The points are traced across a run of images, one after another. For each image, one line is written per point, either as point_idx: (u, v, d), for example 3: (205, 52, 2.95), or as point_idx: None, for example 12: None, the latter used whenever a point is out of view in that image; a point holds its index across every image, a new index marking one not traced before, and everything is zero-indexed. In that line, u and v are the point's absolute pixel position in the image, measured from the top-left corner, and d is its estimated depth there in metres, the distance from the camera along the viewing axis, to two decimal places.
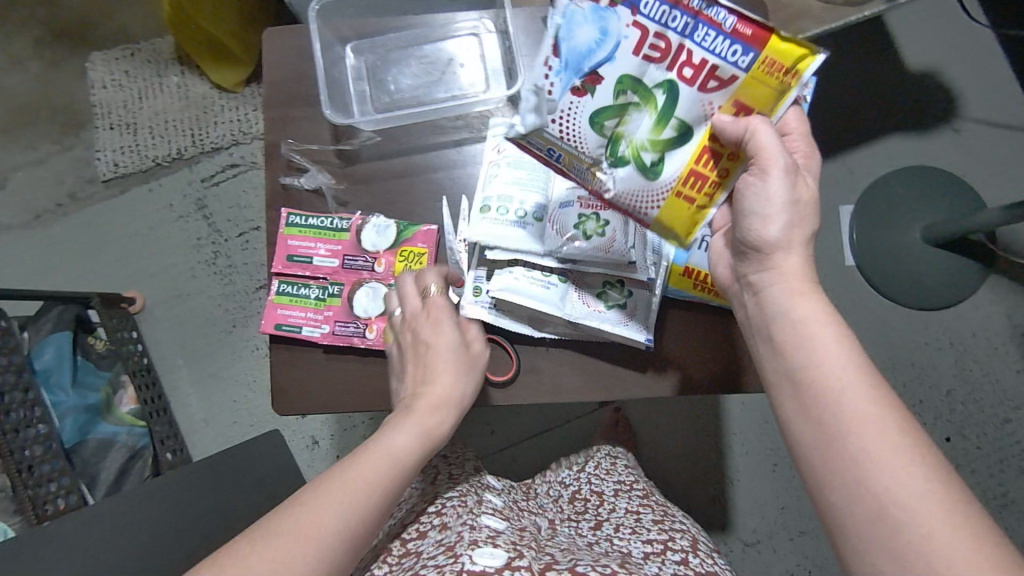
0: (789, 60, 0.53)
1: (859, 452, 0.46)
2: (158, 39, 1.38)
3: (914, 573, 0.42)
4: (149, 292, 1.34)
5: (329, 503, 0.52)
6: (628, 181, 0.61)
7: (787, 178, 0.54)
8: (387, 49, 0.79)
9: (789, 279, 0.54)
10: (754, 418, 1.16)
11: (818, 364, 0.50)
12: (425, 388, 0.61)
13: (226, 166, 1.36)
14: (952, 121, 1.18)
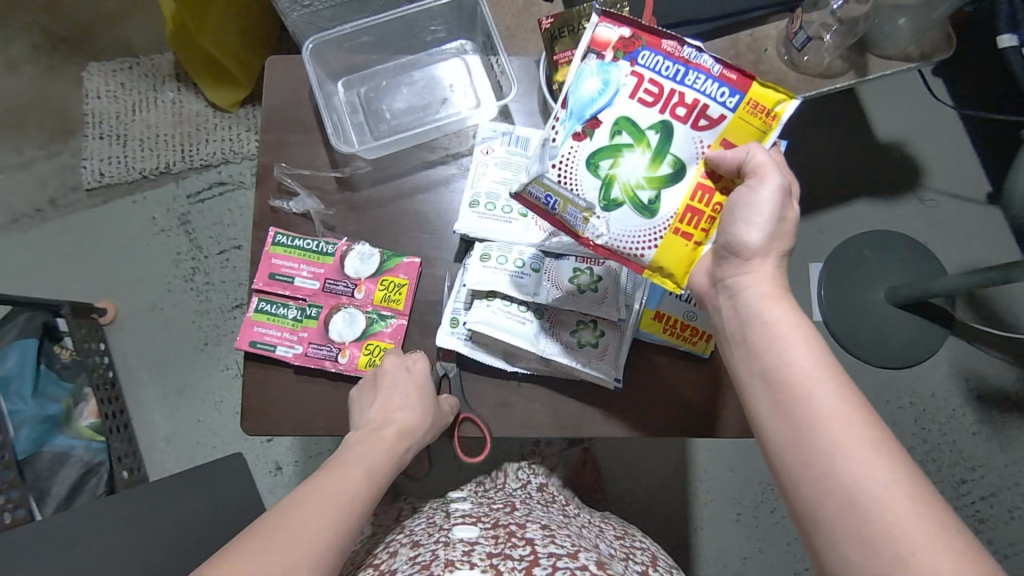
0: (770, 102, 0.57)
1: (829, 445, 0.47)
2: (157, 55, 1.40)
3: (882, 561, 0.42)
4: (121, 304, 1.32)
5: (324, 499, 0.53)
6: (628, 221, 0.59)
7: (782, 196, 0.55)
8: (377, 80, 0.82)
9: (762, 283, 0.56)
10: (720, 466, 1.17)
11: (789, 362, 0.51)
12: (388, 412, 0.64)
13: (213, 183, 1.37)
14: (917, 191, 1.25)
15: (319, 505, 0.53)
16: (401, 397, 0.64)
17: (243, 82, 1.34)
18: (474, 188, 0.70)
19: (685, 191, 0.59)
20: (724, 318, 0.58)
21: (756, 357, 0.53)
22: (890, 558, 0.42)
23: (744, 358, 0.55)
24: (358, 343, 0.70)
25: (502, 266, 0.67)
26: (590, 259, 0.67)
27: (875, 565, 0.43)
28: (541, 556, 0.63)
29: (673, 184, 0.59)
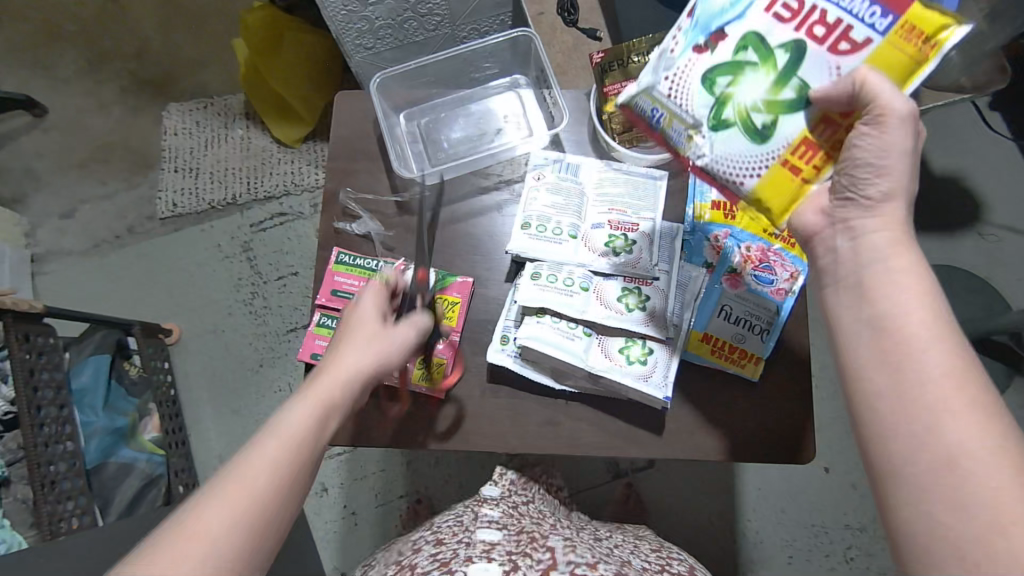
0: (929, 28, 0.52)
1: (935, 402, 0.44)
2: (231, 95, 1.51)
3: (976, 528, 0.40)
4: (186, 326, 1.40)
5: (238, 487, 0.47)
6: (734, 145, 0.58)
7: (906, 127, 0.50)
8: (436, 113, 0.87)
9: (889, 225, 0.51)
10: (769, 504, 1.13)
11: (904, 311, 0.47)
12: (336, 359, 0.59)
13: (275, 214, 1.45)
14: (977, 225, 1.21)
15: (233, 492, 0.47)
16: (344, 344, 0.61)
17: (307, 120, 1.43)
18: (525, 211, 0.72)
19: (805, 119, 0.56)
20: (831, 259, 0.54)
21: (867, 303, 0.49)
22: (985, 525, 0.40)
23: (847, 299, 0.51)
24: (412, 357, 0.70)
25: (551, 284, 0.68)
26: (638, 279, 0.69)
27: (964, 531, 0.40)
28: (560, 560, 0.63)
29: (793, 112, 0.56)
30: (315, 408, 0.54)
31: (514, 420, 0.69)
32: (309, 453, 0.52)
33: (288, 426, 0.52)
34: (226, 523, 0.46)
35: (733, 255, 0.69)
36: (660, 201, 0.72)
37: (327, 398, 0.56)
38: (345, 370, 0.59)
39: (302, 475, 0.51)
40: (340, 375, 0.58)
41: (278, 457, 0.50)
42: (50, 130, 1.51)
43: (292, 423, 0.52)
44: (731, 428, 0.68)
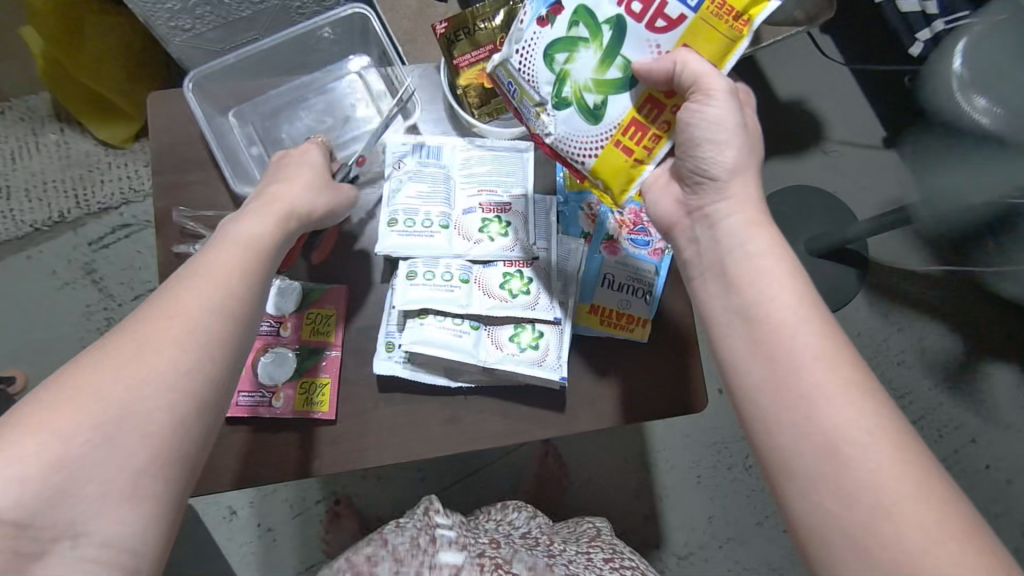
0: (739, 2, 0.52)
1: (811, 388, 0.46)
2: (30, 95, 1.29)
3: (860, 507, 0.42)
4: (32, 369, 1.22)
5: (175, 329, 0.47)
6: (573, 123, 0.59)
7: (731, 101, 0.54)
8: (273, 110, 0.78)
9: (744, 210, 0.55)
10: (676, 434, 1.20)
11: (773, 299, 0.50)
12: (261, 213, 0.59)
13: (116, 226, 1.28)
14: (821, 143, 1.31)
15: (164, 335, 0.47)
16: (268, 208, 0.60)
17: (136, 115, 1.27)
18: (390, 206, 0.67)
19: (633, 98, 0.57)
20: (699, 248, 0.57)
21: (736, 293, 0.52)
22: (870, 504, 0.42)
23: (717, 292, 0.54)
24: (293, 383, 0.65)
25: (429, 281, 0.65)
26: (519, 261, 0.67)
27: (853, 514, 0.43)
28: None
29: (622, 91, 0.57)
30: (244, 257, 0.55)
31: (415, 420, 0.66)
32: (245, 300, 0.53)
33: (221, 271, 0.52)
34: (167, 362, 0.46)
35: (607, 220, 0.69)
36: (528, 173, 0.70)
37: (256, 247, 0.56)
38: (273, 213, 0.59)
39: (242, 319, 0.52)
40: (267, 215, 0.59)
41: (212, 301, 0.50)
42: None
43: (222, 267, 0.53)
44: (638, 386, 0.67)
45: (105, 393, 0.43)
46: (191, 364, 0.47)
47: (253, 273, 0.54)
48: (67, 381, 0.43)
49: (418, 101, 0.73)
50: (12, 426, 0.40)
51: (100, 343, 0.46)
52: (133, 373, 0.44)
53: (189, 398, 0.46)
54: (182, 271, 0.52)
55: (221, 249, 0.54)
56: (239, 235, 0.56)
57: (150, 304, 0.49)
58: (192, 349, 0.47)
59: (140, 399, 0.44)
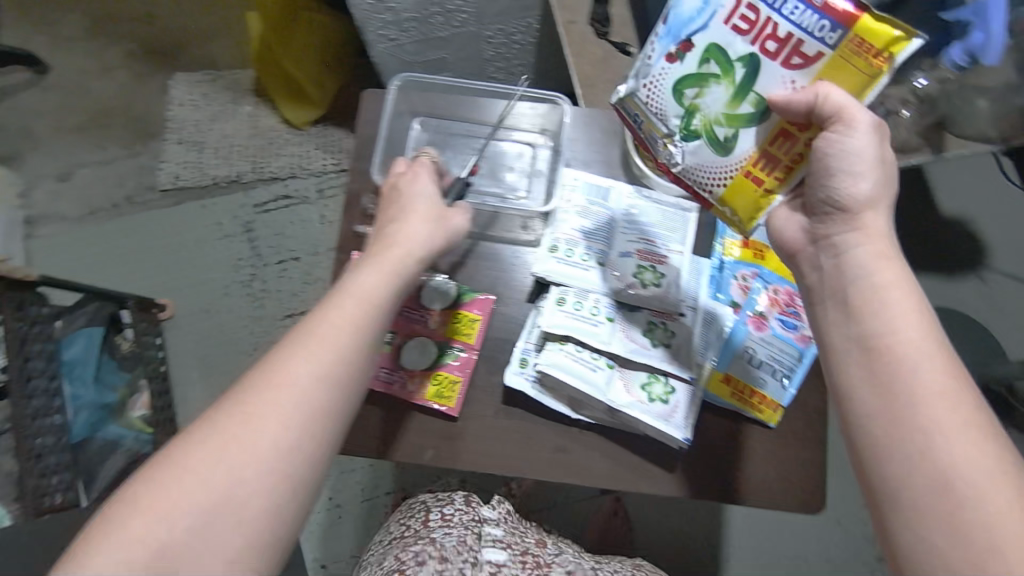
0: (877, 40, 0.51)
1: (929, 422, 0.44)
2: (240, 71, 1.48)
3: (972, 549, 0.41)
4: (181, 302, 1.37)
5: (280, 403, 0.49)
6: (701, 154, 0.61)
7: (871, 134, 0.53)
8: (449, 132, 0.82)
9: (875, 240, 0.53)
10: (754, 532, 1.14)
11: (897, 332, 0.48)
12: (359, 281, 0.58)
13: (279, 196, 1.42)
14: (979, 270, 1.23)
15: (271, 410, 0.49)
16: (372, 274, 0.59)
17: (319, 103, 1.41)
18: (553, 236, 0.71)
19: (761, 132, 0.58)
20: (819, 274, 0.55)
21: (855, 322, 0.50)
22: (981, 548, 0.41)
23: (835, 316, 0.52)
24: (428, 373, 0.68)
25: (576, 313, 0.67)
26: (665, 313, 0.68)
27: (959, 550, 0.41)
28: None
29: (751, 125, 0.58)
30: (360, 315, 0.55)
31: (525, 440, 0.67)
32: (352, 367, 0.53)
33: (331, 334, 0.53)
34: (266, 444, 0.48)
35: (759, 295, 0.69)
36: (689, 233, 0.71)
37: (371, 302, 0.57)
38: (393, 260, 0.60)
39: (347, 386, 0.52)
40: (390, 264, 0.60)
41: (320, 369, 0.51)
42: (49, 89, 1.47)
43: (335, 334, 0.53)
44: (745, 462, 0.67)
45: (209, 480, 0.46)
46: (288, 448, 0.49)
47: (366, 336, 0.55)
48: (184, 455, 0.47)
49: (592, 145, 0.77)
50: (133, 505, 0.45)
51: (213, 413, 0.49)
52: (236, 457, 0.47)
53: (287, 477, 0.48)
54: (296, 331, 0.54)
55: (337, 307, 0.55)
56: (357, 287, 0.57)
57: (262, 368, 0.51)
58: (293, 430, 0.49)
59: (241, 482, 0.47)
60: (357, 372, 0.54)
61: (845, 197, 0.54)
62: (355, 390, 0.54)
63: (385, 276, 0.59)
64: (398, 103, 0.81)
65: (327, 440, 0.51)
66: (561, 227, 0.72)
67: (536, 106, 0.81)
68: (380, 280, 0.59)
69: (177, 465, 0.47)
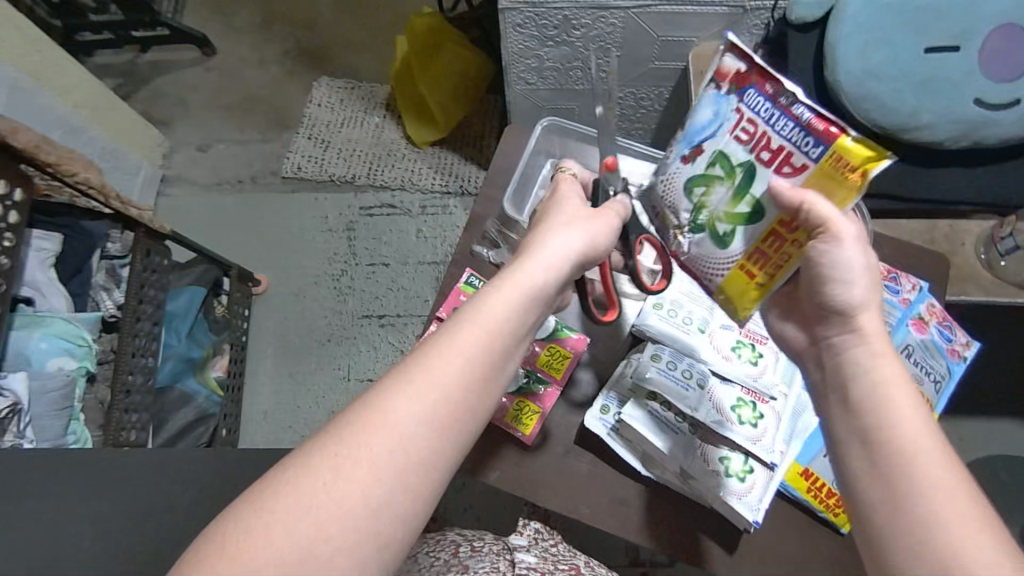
0: (855, 159, 0.48)
1: (939, 517, 0.40)
2: (378, 85, 1.60)
3: None
4: (274, 281, 1.46)
5: (379, 448, 0.41)
6: (704, 247, 0.58)
7: (857, 243, 0.49)
8: None
9: (875, 338, 0.48)
10: None
11: (895, 426, 0.43)
12: (491, 307, 0.47)
13: (384, 205, 1.51)
14: None
15: (366, 456, 0.41)
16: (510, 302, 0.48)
17: (442, 127, 1.48)
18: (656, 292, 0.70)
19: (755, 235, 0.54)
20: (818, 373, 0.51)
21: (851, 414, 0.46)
22: None
23: (834, 412, 0.47)
24: (511, 396, 0.69)
25: (669, 371, 0.65)
26: (755, 394, 0.66)
27: None
28: None
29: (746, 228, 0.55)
30: (484, 345, 0.46)
31: (583, 488, 0.67)
32: (465, 406, 0.44)
33: (444, 369, 0.44)
34: (359, 496, 0.40)
35: None
36: None
37: (501, 329, 0.47)
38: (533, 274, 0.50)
39: (455, 431, 0.44)
40: (532, 282, 0.49)
41: (429, 410, 0.43)
42: (211, 70, 1.64)
43: (449, 369, 0.44)
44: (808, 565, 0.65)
45: (294, 531, 0.39)
46: (379, 502, 0.40)
47: (486, 376, 0.46)
48: (265, 502, 0.40)
49: None
50: (214, 545, 0.39)
51: (303, 452, 0.41)
52: (322, 511, 0.39)
53: (377, 540, 0.40)
54: (407, 360, 0.45)
55: (458, 335, 0.45)
56: (484, 306, 0.47)
57: (364, 401, 0.43)
58: (388, 480, 0.41)
59: (326, 544, 0.39)
60: (471, 413, 0.45)
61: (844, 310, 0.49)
62: (464, 437, 0.45)
63: (524, 295, 0.49)
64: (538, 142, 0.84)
65: (427, 492, 0.42)
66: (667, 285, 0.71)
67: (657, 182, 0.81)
68: (521, 302, 0.48)
69: (264, 506, 0.40)
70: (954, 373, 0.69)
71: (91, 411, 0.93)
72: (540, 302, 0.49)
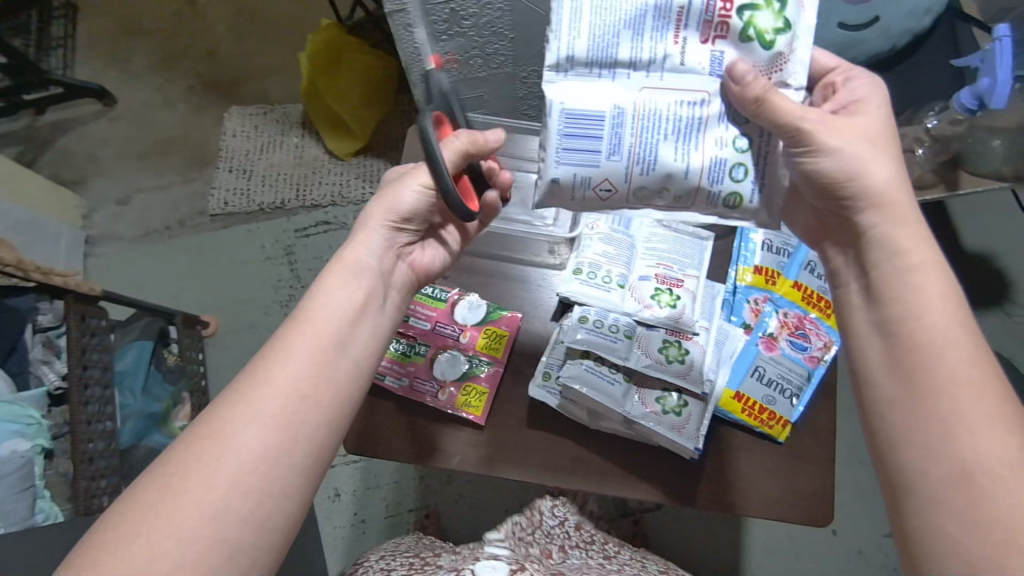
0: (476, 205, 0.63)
1: (949, 412, 0.44)
2: (289, 105, 1.58)
3: (987, 539, 0.41)
4: (223, 320, 1.45)
5: (210, 461, 0.44)
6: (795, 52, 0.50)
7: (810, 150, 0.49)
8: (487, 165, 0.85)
9: (900, 222, 0.49)
10: (774, 560, 1.17)
11: (920, 320, 0.46)
12: (309, 306, 0.51)
13: (319, 222, 1.49)
14: (1003, 304, 1.24)
15: (194, 467, 0.44)
16: (330, 296, 0.52)
17: (360, 137, 1.48)
18: (578, 259, 0.73)
19: (705, 168, 0.51)
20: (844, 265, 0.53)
21: (877, 306, 0.49)
22: (995, 533, 0.40)
23: (865, 311, 0.50)
24: (459, 383, 0.73)
25: (597, 329, 0.71)
26: (680, 332, 0.71)
27: (975, 544, 0.41)
28: None
29: (669, 137, 0.51)
30: (311, 345, 0.49)
31: (548, 453, 0.71)
32: (298, 399, 0.47)
33: (275, 374, 0.47)
34: (189, 507, 0.42)
35: (771, 318, 0.72)
36: (704, 261, 0.74)
37: (331, 323, 0.51)
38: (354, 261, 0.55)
39: (295, 426, 0.46)
40: (346, 268, 0.55)
41: (261, 413, 0.46)
42: (117, 120, 1.60)
43: (282, 371, 0.48)
44: (762, 481, 0.70)
45: (128, 555, 0.41)
46: (214, 509, 0.43)
47: (321, 372, 0.49)
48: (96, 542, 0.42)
49: None
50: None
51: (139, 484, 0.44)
52: (157, 529, 0.42)
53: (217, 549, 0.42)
54: (243, 371, 0.48)
55: (289, 341, 0.49)
56: (315, 308, 0.51)
57: (200, 418, 0.46)
58: (218, 486, 0.43)
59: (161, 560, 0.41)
60: (312, 407, 0.47)
61: (851, 185, 0.49)
62: (307, 431, 0.47)
63: (349, 281, 0.54)
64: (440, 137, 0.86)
65: (274, 493, 0.45)
66: (590, 242, 0.74)
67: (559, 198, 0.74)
68: (338, 291, 0.53)
69: (108, 535, 0.42)
70: None
71: (57, 485, 0.92)
72: (357, 282, 0.54)
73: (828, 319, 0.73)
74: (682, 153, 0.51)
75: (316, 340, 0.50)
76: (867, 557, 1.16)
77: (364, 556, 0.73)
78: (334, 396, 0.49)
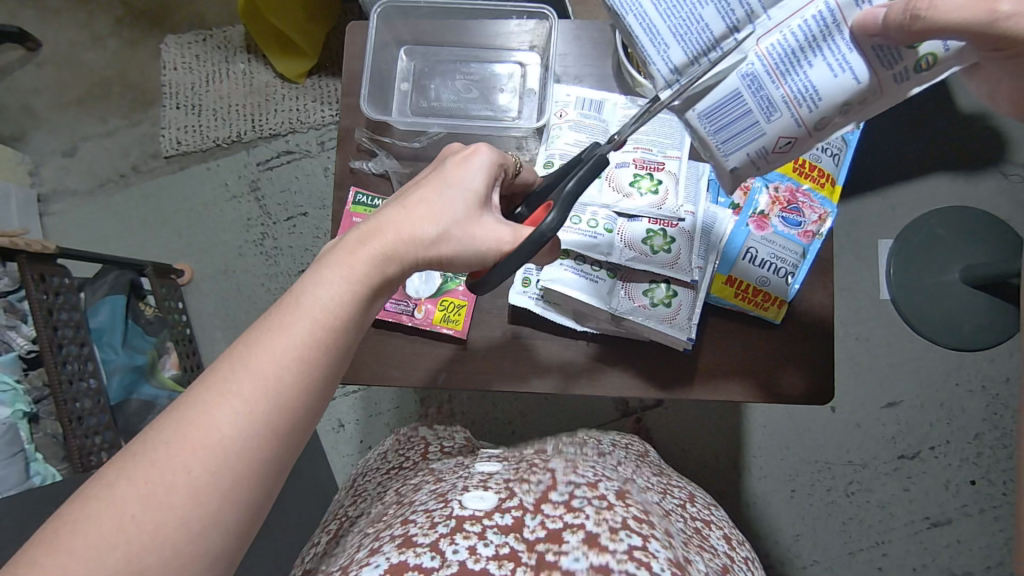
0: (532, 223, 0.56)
1: None
2: (229, 27, 1.44)
3: None
4: (198, 266, 1.40)
5: (187, 447, 0.37)
6: None
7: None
8: (437, 59, 0.81)
9: None
10: (778, 442, 1.19)
11: None
12: (320, 298, 0.43)
13: (282, 152, 1.41)
14: (1001, 166, 1.20)
15: (173, 474, 0.37)
16: (347, 293, 0.44)
17: (309, 54, 1.37)
18: (548, 150, 0.70)
19: (873, 60, 0.44)
20: None
21: None
22: None
23: None
24: (434, 299, 0.70)
25: (576, 227, 0.66)
26: (664, 220, 0.66)
27: None
28: (559, 484, 0.54)
29: (816, 57, 0.45)
30: (319, 350, 0.42)
31: (537, 361, 0.69)
32: (301, 407, 0.41)
33: (265, 361, 0.40)
34: (174, 520, 0.36)
35: (760, 195, 0.69)
36: (686, 141, 0.69)
37: (336, 316, 0.43)
38: (382, 249, 0.46)
39: (293, 436, 0.41)
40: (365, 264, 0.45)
41: (254, 421, 0.39)
42: (45, 65, 1.46)
43: (269, 359, 0.40)
44: (759, 363, 0.68)
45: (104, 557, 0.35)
46: (202, 526, 0.37)
47: (307, 369, 0.41)
48: (54, 533, 0.35)
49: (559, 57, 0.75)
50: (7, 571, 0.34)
51: (115, 467, 0.37)
52: (111, 514, 0.36)
53: (192, 557, 0.37)
54: (234, 351, 0.41)
55: (281, 323, 0.42)
56: (318, 292, 0.43)
57: (181, 405, 0.39)
58: (213, 500, 0.37)
59: (139, 563, 0.35)
60: (286, 416, 0.40)
61: None
62: (299, 437, 0.42)
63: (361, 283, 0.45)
64: (384, 36, 0.79)
65: (260, 498, 0.40)
66: (560, 132, 0.70)
67: (524, 22, 0.77)
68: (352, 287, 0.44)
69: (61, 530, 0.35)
70: (850, 141, 0.71)
71: (48, 446, 0.91)
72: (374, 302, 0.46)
73: (822, 189, 0.69)
74: (840, 65, 0.45)
75: (327, 338, 0.42)
76: (867, 429, 1.19)
77: (360, 490, 0.72)
78: (308, 407, 0.42)
